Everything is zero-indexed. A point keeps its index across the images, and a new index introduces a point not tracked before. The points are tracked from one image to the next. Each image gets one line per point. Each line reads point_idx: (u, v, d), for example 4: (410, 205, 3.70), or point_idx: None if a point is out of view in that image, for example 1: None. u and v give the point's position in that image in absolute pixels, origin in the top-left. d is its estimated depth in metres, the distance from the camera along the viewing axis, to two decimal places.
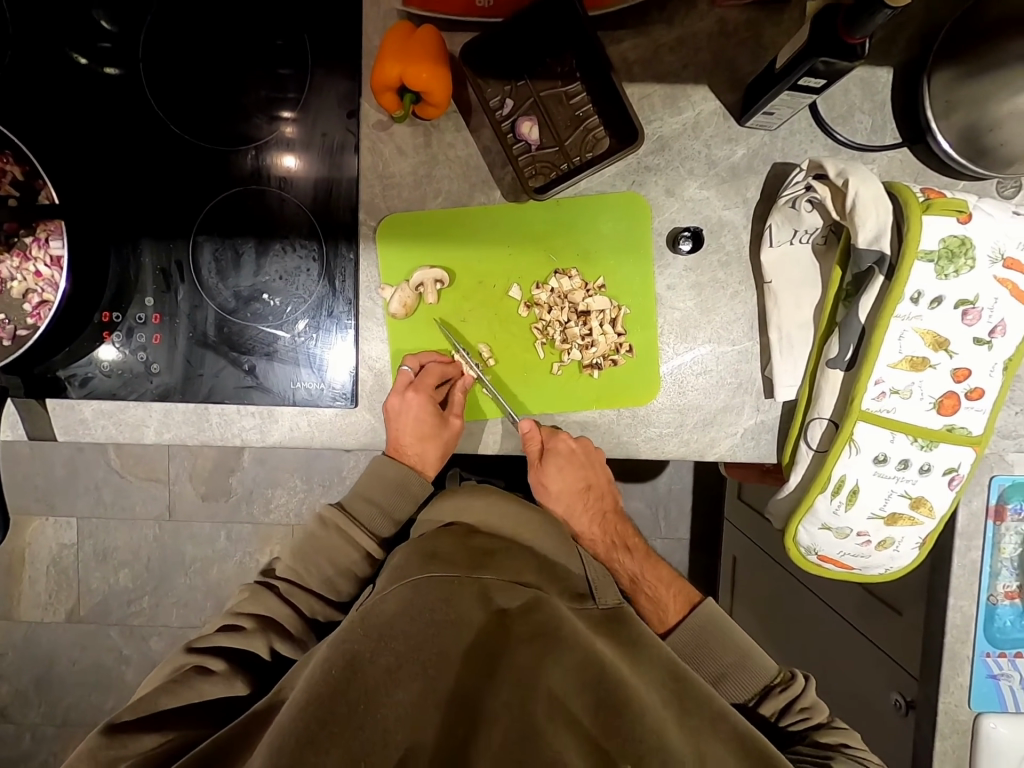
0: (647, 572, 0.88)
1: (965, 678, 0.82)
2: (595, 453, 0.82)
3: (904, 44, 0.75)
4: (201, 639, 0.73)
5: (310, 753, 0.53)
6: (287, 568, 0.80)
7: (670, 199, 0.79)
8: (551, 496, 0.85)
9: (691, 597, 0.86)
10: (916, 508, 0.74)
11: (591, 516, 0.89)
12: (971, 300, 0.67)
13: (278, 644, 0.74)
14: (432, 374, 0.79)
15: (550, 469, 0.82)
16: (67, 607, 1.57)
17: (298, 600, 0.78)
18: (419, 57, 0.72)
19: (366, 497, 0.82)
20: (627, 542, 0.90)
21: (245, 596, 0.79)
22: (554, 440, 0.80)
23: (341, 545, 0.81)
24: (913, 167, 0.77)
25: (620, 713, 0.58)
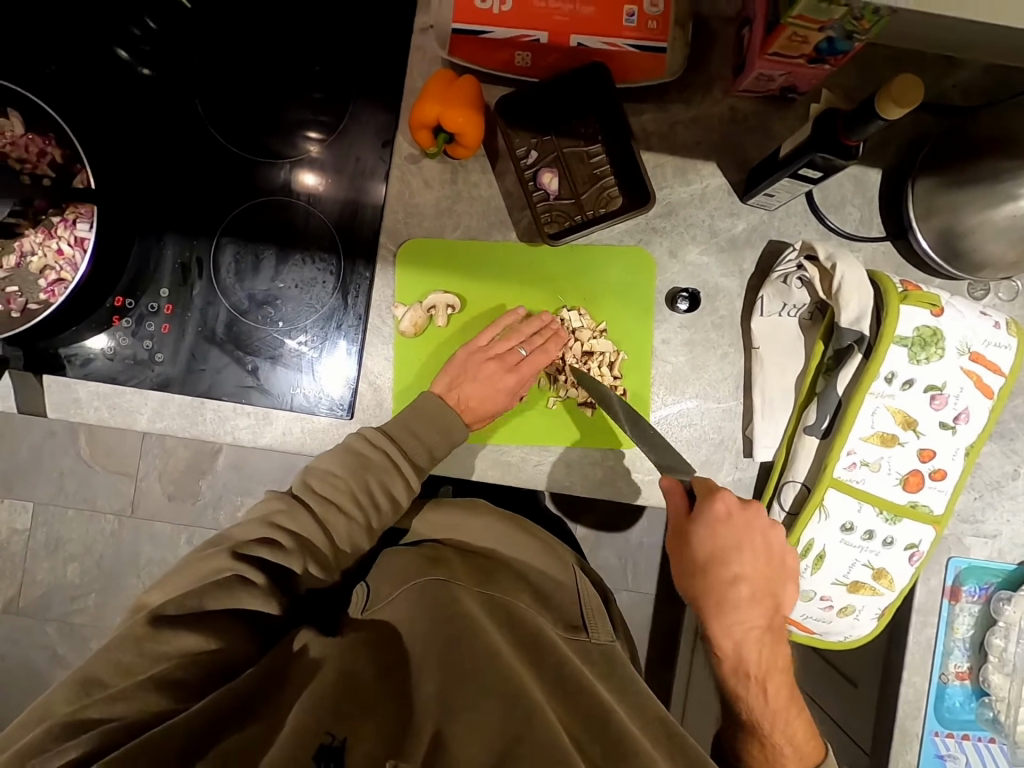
0: (778, 718, 0.70)
1: (913, 756, 0.83)
2: (755, 524, 0.72)
3: (894, 151, 0.83)
4: (242, 546, 0.65)
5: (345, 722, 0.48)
6: (320, 489, 0.73)
7: (672, 260, 0.85)
8: (692, 569, 0.74)
9: (813, 759, 0.71)
10: (878, 578, 0.77)
11: (755, 621, 0.72)
12: (939, 386, 0.72)
13: (312, 571, 0.69)
14: (536, 365, 0.82)
15: (703, 535, 0.72)
16: (7, 595, 1.51)
17: (332, 526, 0.72)
18: (457, 102, 0.77)
19: (413, 429, 0.78)
20: (767, 681, 0.71)
21: (277, 508, 0.70)
22: (718, 499, 0.71)
23: (386, 472, 0.75)
24: (894, 259, 0.84)
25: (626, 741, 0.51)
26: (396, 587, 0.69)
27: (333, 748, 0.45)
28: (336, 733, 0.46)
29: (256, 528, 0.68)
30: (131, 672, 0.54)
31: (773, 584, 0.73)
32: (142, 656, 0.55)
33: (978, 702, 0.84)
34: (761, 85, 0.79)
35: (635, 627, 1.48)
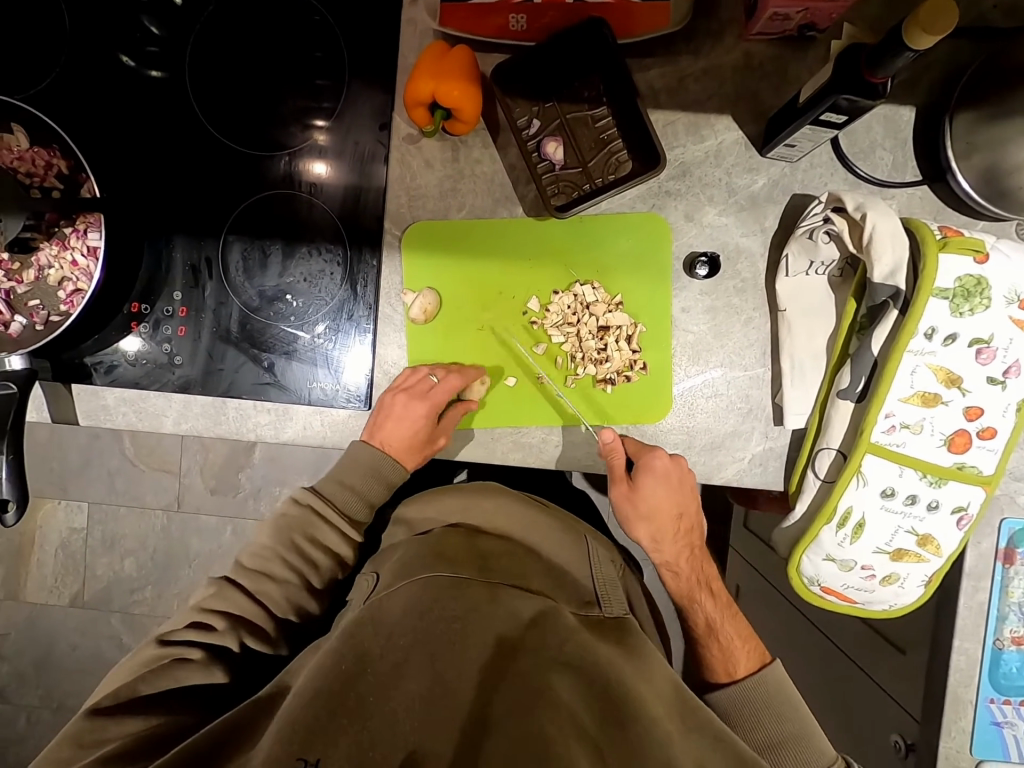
0: (726, 618, 0.85)
1: (966, 723, 0.81)
2: (687, 474, 0.79)
3: (928, 84, 0.76)
4: (172, 633, 0.72)
5: (321, 743, 0.53)
6: (252, 565, 0.77)
7: (689, 224, 0.80)
8: (638, 517, 0.82)
9: (763, 655, 0.83)
10: (923, 545, 0.73)
11: (678, 548, 0.85)
12: (986, 338, 0.67)
13: (250, 640, 0.72)
14: (450, 388, 0.80)
15: (649, 493, 0.78)
16: (72, 591, 1.60)
17: (265, 594, 0.75)
18: (452, 76, 0.74)
19: (341, 480, 0.80)
20: (710, 583, 0.87)
21: (210, 592, 0.75)
22: (651, 457, 0.78)
23: (314, 528, 0.79)
24: (932, 204, 0.77)
25: (623, 719, 0.59)
26: (401, 577, 0.69)
27: None
28: (308, 757, 0.52)
29: (191, 617, 0.73)
30: (69, 763, 0.60)
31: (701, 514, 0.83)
32: (82, 745, 0.61)
33: None
34: (776, 26, 0.73)
35: None
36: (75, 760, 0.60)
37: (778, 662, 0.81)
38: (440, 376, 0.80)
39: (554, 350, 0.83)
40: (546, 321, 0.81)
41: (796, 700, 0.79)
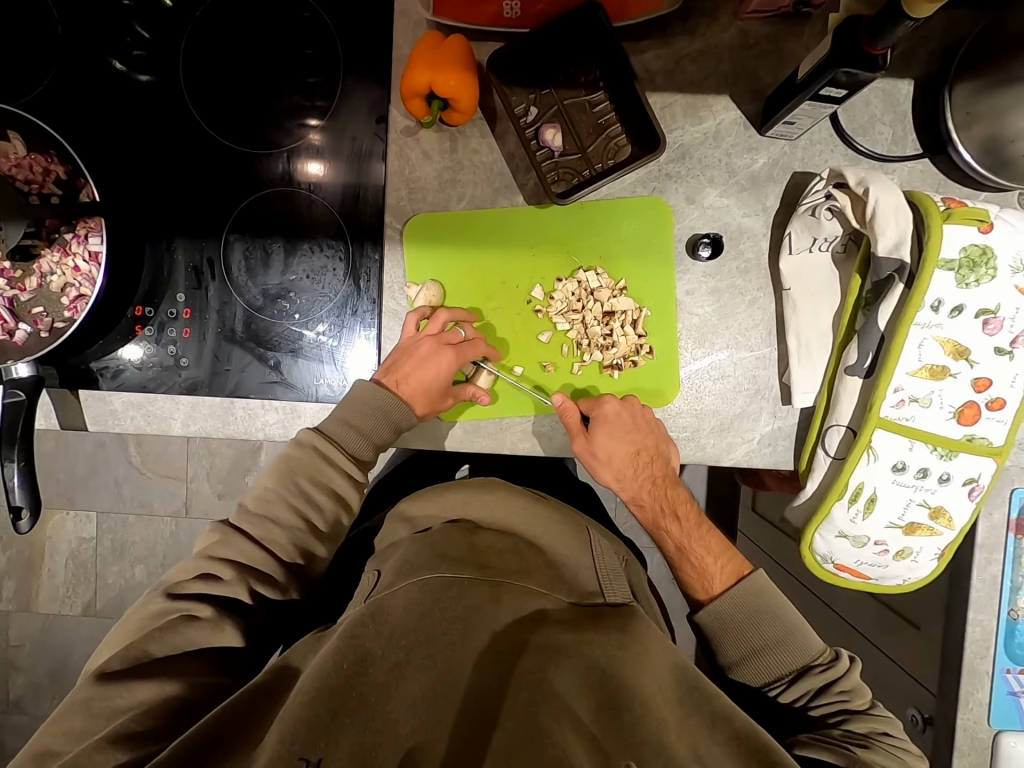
0: (694, 538, 0.84)
1: (984, 695, 0.80)
2: (640, 415, 0.79)
3: (926, 57, 0.76)
4: (179, 586, 0.70)
5: (321, 743, 0.53)
6: (256, 509, 0.75)
7: (690, 206, 0.80)
8: (600, 467, 0.82)
9: (741, 569, 0.82)
10: (935, 518, 0.73)
11: (640, 483, 0.83)
12: (992, 309, 0.67)
13: (261, 587, 0.72)
14: (479, 348, 0.81)
15: (602, 441, 0.78)
16: (84, 600, 1.60)
17: (271, 541, 0.74)
18: (448, 65, 0.74)
19: (348, 422, 0.78)
20: (677, 509, 0.85)
21: (214, 540, 0.74)
22: (600, 407, 0.79)
23: (319, 470, 0.77)
24: (934, 177, 0.77)
25: (622, 711, 0.59)
26: (402, 576, 0.69)
27: None
28: (310, 757, 0.51)
29: (197, 566, 0.72)
30: (83, 736, 0.59)
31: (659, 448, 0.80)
32: (93, 717, 0.60)
33: None
34: (772, 3, 0.73)
35: None
36: (88, 734, 0.59)
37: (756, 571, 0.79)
38: (469, 336, 0.81)
39: (559, 338, 0.83)
40: (551, 309, 0.81)
41: (780, 604, 0.78)
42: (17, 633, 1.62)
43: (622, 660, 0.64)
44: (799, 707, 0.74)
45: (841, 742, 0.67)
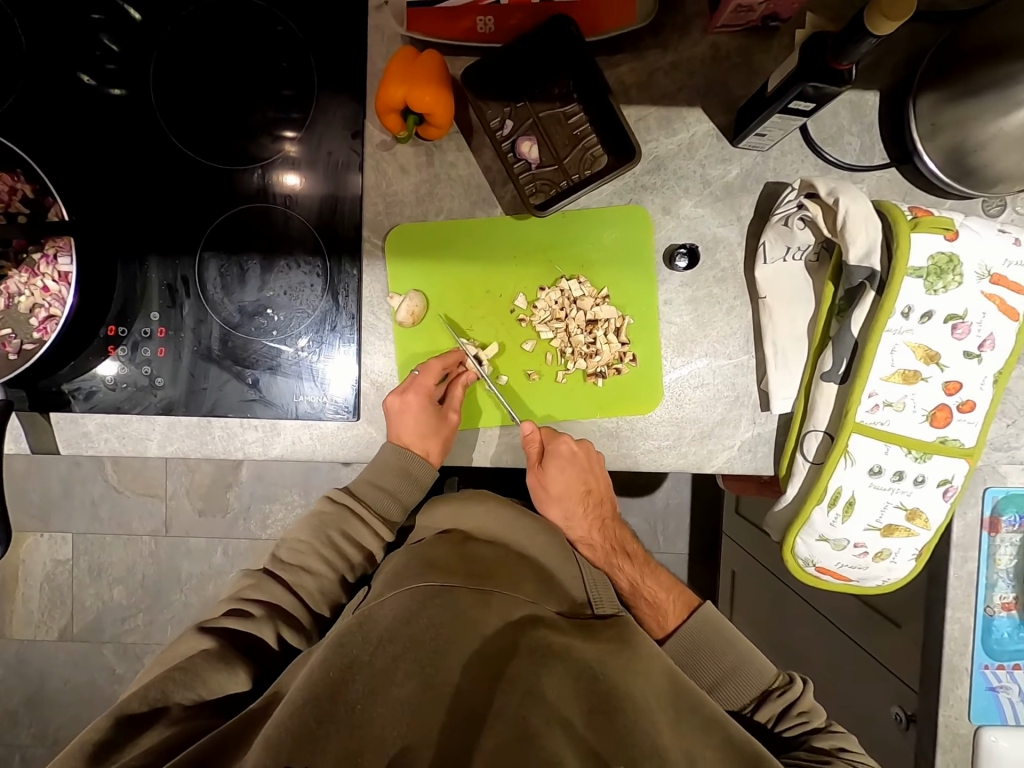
0: (645, 577, 0.87)
1: (964, 690, 0.82)
2: (595, 456, 0.81)
3: (890, 69, 0.78)
4: (209, 622, 0.71)
5: (308, 748, 0.54)
6: (288, 558, 0.79)
7: (667, 217, 0.81)
8: (551, 501, 0.84)
9: (691, 601, 0.86)
10: (912, 519, 0.75)
11: (590, 521, 0.87)
12: (959, 315, 0.69)
13: (286, 632, 0.73)
14: (432, 371, 0.80)
15: (553, 472, 0.81)
16: (60, 624, 1.56)
17: (301, 587, 0.77)
18: (423, 81, 0.74)
19: (374, 483, 0.81)
20: (626, 547, 0.89)
21: (246, 584, 0.77)
22: (555, 444, 0.80)
23: (353, 524, 0.80)
24: (901, 185, 0.79)
25: (612, 714, 0.60)
26: (390, 588, 0.68)
27: None
28: (297, 764, 0.52)
29: (227, 607, 0.74)
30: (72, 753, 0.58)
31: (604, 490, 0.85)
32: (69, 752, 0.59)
33: None
34: (740, 17, 0.74)
35: None
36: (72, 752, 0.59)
37: (706, 601, 0.84)
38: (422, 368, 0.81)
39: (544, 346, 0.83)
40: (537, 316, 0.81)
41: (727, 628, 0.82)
42: None
43: (612, 664, 0.65)
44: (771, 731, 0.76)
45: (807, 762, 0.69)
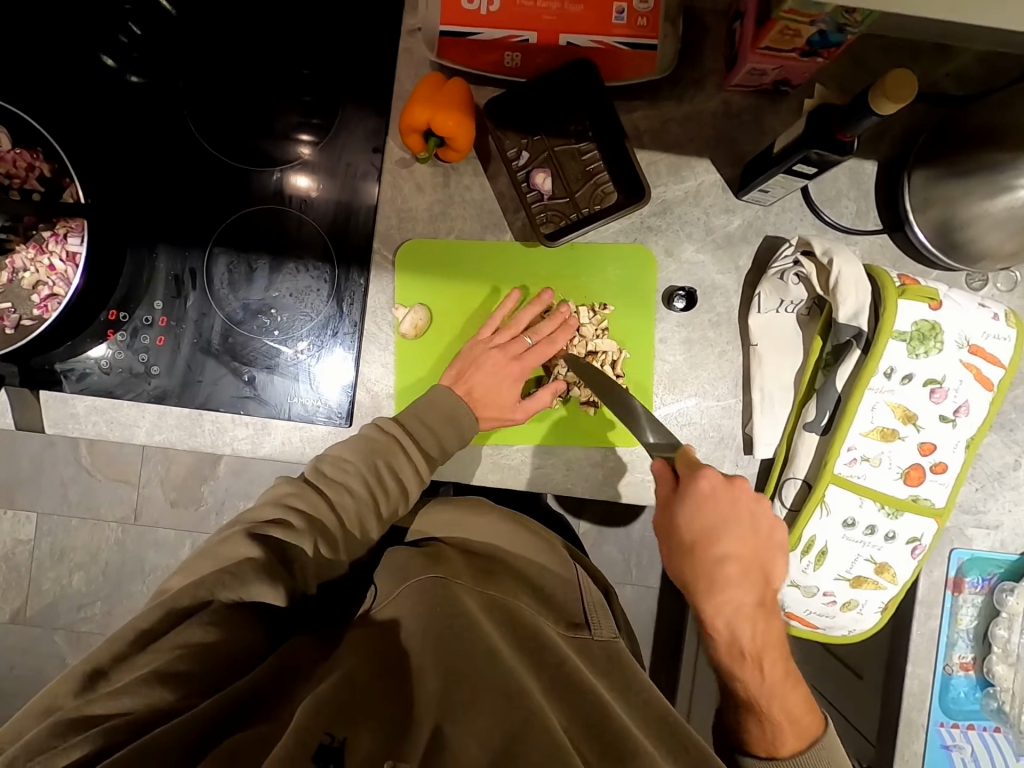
0: (775, 697, 0.69)
1: (920, 746, 0.83)
2: (746, 496, 0.70)
3: (889, 143, 0.82)
4: (255, 526, 0.66)
5: (345, 724, 0.44)
6: (331, 473, 0.72)
7: (668, 259, 0.84)
8: (682, 552, 0.71)
9: (809, 729, 0.69)
10: (880, 573, 0.77)
11: (745, 606, 0.69)
12: (938, 379, 0.72)
13: (321, 549, 0.69)
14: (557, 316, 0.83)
15: (685, 516, 0.70)
16: (14, 606, 1.52)
17: (343, 507, 0.71)
18: (447, 106, 0.77)
19: (425, 418, 0.77)
20: (768, 655, 0.70)
21: (287, 491, 0.71)
22: (699, 479, 0.68)
23: (400, 458, 0.74)
24: (892, 252, 0.83)
25: (612, 740, 0.50)
26: (398, 581, 0.68)
27: (334, 748, 0.41)
28: (336, 733, 0.43)
29: (266, 512, 0.68)
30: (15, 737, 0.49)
31: (762, 557, 0.70)
32: None
33: (983, 692, 0.85)
34: (754, 79, 0.79)
35: (640, 619, 1.48)
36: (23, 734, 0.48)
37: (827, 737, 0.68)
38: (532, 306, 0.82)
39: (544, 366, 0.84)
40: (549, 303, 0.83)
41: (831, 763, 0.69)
42: None
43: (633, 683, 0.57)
44: None
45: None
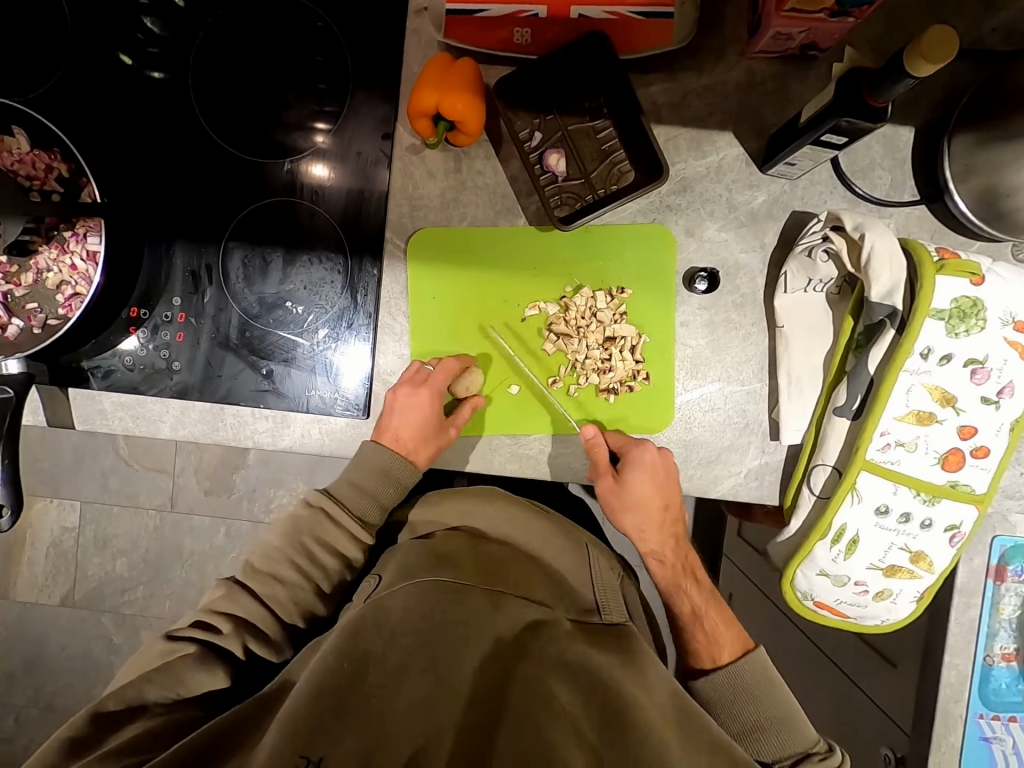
0: (710, 607, 0.85)
1: (957, 737, 0.81)
2: (672, 469, 0.79)
3: (927, 106, 0.77)
4: (179, 630, 0.71)
5: (323, 742, 0.53)
6: (261, 566, 0.76)
7: (689, 239, 0.81)
8: (625, 512, 0.81)
9: (746, 642, 0.83)
10: (915, 562, 0.74)
11: (663, 539, 0.84)
12: (980, 359, 0.68)
13: (254, 644, 0.71)
14: (447, 371, 0.80)
15: (634, 482, 0.77)
16: (63, 590, 1.59)
17: (272, 599, 0.74)
18: (456, 89, 0.75)
19: (355, 482, 0.79)
20: (694, 572, 0.87)
21: (218, 595, 0.74)
22: (637, 451, 0.77)
23: (325, 527, 0.77)
24: (930, 224, 0.78)
25: (621, 731, 0.57)
26: (401, 578, 0.70)
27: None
28: (311, 756, 0.52)
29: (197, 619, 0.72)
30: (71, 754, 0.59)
31: (676, 509, 0.82)
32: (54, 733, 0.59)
33: None
34: (778, 45, 0.74)
35: None
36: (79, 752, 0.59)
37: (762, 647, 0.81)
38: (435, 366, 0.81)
39: (561, 353, 0.83)
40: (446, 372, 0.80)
41: (779, 688, 0.79)
42: None
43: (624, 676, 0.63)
44: None
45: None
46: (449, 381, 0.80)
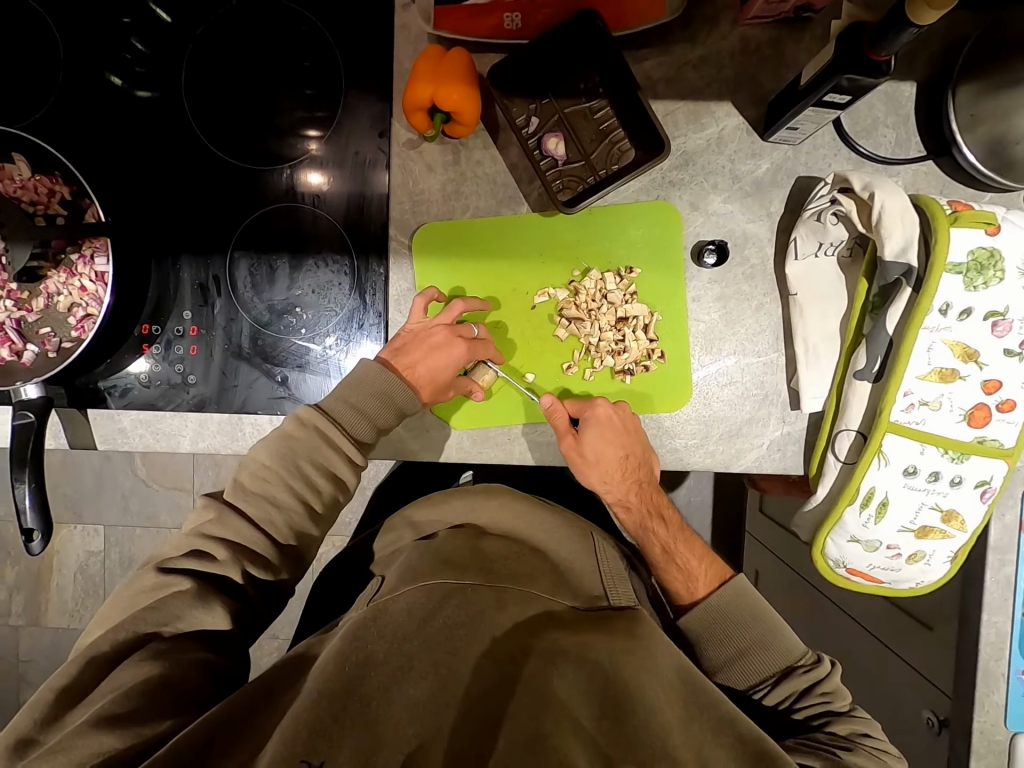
0: (680, 544, 0.84)
1: (1001, 696, 0.80)
2: (631, 418, 0.79)
3: (928, 59, 0.76)
4: (170, 561, 0.70)
5: (323, 745, 0.54)
6: (253, 486, 0.74)
7: (695, 213, 0.80)
8: (588, 469, 0.80)
9: (724, 573, 0.83)
10: (948, 520, 0.73)
11: (629, 488, 0.83)
12: (1001, 311, 0.67)
13: (253, 569, 0.72)
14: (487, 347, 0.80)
15: (590, 441, 0.78)
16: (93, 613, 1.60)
17: (268, 522, 0.73)
18: (450, 79, 0.74)
19: (352, 403, 0.76)
20: (662, 512, 0.86)
21: (209, 518, 0.73)
22: (592, 411, 0.78)
23: (320, 449, 0.74)
24: (938, 179, 0.77)
25: (622, 718, 0.59)
26: (405, 582, 0.69)
27: None
28: (313, 760, 0.52)
29: (191, 543, 0.72)
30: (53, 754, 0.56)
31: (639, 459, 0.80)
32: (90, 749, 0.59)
33: None
34: (772, 8, 0.73)
35: None
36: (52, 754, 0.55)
37: (739, 573, 0.80)
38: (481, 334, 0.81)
39: (575, 338, 0.82)
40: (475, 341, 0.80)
41: (759, 607, 0.79)
42: (27, 647, 1.62)
43: (625, 663, 0.63)
44: (783, 711, 0.74)
45: (826, 746, 0.67)
46: (483, 358, 0.80)
